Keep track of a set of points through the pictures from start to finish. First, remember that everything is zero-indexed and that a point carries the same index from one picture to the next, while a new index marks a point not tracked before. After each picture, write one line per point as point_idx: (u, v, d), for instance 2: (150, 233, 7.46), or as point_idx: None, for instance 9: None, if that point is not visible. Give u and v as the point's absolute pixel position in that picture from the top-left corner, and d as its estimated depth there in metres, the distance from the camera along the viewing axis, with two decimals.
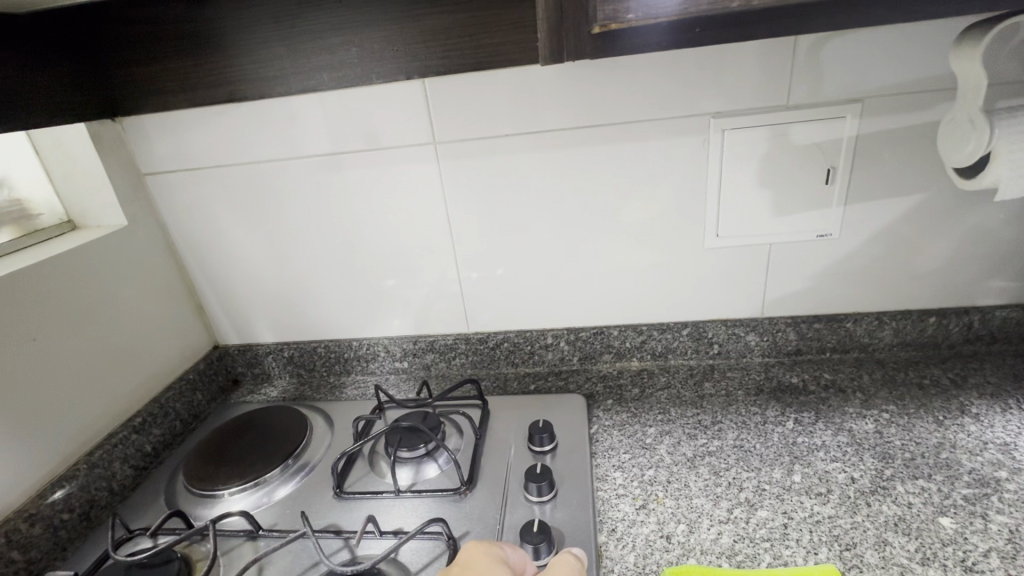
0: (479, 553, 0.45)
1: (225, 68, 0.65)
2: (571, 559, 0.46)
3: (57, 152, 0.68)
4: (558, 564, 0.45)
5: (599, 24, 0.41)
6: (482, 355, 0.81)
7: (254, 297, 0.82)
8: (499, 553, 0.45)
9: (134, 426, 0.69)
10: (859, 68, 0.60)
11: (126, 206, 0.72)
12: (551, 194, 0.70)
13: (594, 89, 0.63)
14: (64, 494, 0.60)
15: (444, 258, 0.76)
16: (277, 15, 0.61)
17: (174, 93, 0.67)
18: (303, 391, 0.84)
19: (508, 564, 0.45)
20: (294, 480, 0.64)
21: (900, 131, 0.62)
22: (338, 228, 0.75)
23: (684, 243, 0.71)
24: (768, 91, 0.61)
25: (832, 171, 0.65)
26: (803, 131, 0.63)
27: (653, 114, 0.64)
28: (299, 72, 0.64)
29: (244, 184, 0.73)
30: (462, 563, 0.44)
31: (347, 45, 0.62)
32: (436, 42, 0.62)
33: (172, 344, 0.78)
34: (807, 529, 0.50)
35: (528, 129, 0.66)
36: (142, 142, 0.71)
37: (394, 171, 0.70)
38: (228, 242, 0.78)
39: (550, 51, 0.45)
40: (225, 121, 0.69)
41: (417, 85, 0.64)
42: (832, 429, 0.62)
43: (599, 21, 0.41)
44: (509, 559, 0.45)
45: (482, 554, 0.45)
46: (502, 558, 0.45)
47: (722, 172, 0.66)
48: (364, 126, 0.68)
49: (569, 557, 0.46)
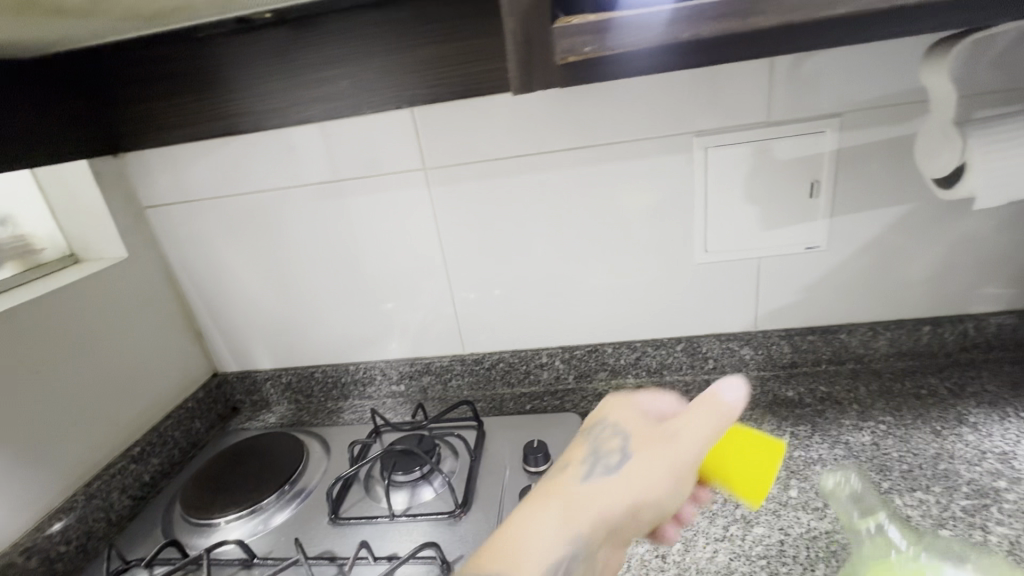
0: (619, 404, 0.46)
1: (225, 103, 0.67)
2: (713, 400, 0.42)
3: (61, 190, 0.71)
4: (697, 405, 0.42)
5: (562, 55, 0.38)
6: (479, 376, 0.81)
7: (251, 326, 0.83)
8: (638, 405, 0.46)
9: (133, 455, 0.70)
10: (836, 84, 0.61)
11: (127, 239, 0.74)
12: (539, 216, 0.71)
13: (578, 113, 0.65)
14: (62, 526, 0.61)
15: (438, 280, 0.77)
16: (275, 50, 0.62)
17: (174, 128, 0.70)
18: (301, 416, 0.84)
19: (644, 413, 0.46)
20: (290, 506, 0.64)
21: (880, 144, 0.63)
22: (334, 253, 0.76)
23: (675, 259, 0.72)
24: (748, 108, 0.63)
25: (815, 186, 0.66)
26: (786, 146, 0.64)
27: (637, 134, 0.65)
28: (293, 105, 0.67)
29: (244, 215, 0.75)
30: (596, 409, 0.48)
31: (341, 78, 0.64)
32: (427, 71, 0.63)
33: (171, 373, 0.79)
34: (804, 546, 0.50)
35: (515, 153, 0.68)
36: (143, 178, 0.74)
37: (386, 197, 0.72)
38: (226, 271, 0.79)
39: (519, 76, 0.39)
40: (225, 153, 0.73)
41: (407, 113, 0.67)
42: (828, 441, 0.62)
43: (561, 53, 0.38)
44: (648, 409, 0.46)
45: (622, 405, 0.46)
46: (642, 408, 0.46)
47: (707, 189, 0.67)
48: (358, 157, 0.70)
49: (712, 386, 0.42)
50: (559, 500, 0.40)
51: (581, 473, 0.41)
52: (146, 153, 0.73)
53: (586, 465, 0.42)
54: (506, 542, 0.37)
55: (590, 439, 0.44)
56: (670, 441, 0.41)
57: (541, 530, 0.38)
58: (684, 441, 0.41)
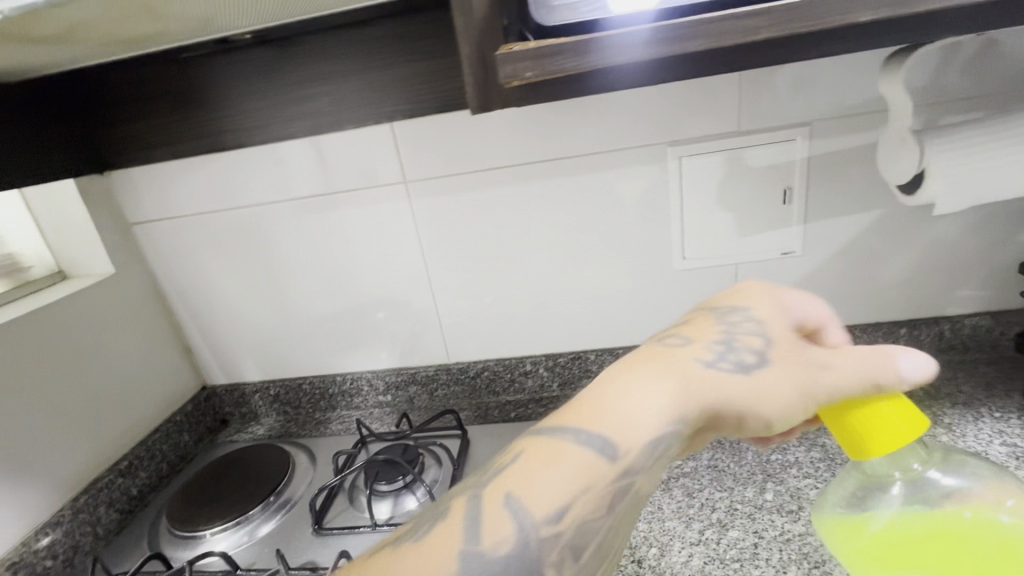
0: (766, 296, 0.44)
1: (209, 121, 0.69)
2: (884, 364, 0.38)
3: (49, 209, 0.73)
4: (859, 356, 0.38)
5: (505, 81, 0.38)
6: (465, 386, 0.82)
7: (239, 339, 0.84)
8: (790, 300, 0.43)
9: (120, 469, 0.71)
10: (804, 94, 0.62)
11: (115, 255, 0.75)
12: (519, 226, 0.72)
13: (553, 125, 0.66)
14: (49, 541, 0.62)
15: (421, 290, 0.78)
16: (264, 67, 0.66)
17: (160, 146, 0.71)
18: (289, 427, 0.85)
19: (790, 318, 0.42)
20: (275, 517, 0.65)
21: (849, 151, 0.65)
22: (318, 266, 0.78)
23: (654, 267, 0.73)
24: (719, 119, 0.64)
25: (788, 193, 0.67)
26: (758, 154, 0.65)
27: (612, 144, 0.67)
28: (276, 122, 0.69)
29: (228, 229, 0.76)
30: (731, 294, 0.46)
31: (323, 95, 0.67)
32: (406, 87, 0.65)
33: (160, 387, 0.80)
34: (777, 548, 0.50)
35: (493, 165, 0.69)
36: (129, 196, 0.75)
37: (368, 210, 0.73)
38: (213, 285, 0.80)
39: (477, 98, 0.44)
40: (206, 171, 0.73)
41: (386, 128, 0.68)
42: (805, 444, 0.63)
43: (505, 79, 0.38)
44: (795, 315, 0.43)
45: (769, 297, 0.44)
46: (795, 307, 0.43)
47: (682, 197, 0.68)
48: (340, 172, 0.71)
49: (893, 346, 0.39)
50: (678, 373, 0.38)
51: (704, 356, 0.39)
52: (132, 171, 0.74)
53: (711, 347, 0.40)
54: (609, 404, 0.38)
55: (719, 327, 0.42)
56: (814, 355, 0.39)
57: (648, 400, 0.37)
58: (830, 373, 0.38)
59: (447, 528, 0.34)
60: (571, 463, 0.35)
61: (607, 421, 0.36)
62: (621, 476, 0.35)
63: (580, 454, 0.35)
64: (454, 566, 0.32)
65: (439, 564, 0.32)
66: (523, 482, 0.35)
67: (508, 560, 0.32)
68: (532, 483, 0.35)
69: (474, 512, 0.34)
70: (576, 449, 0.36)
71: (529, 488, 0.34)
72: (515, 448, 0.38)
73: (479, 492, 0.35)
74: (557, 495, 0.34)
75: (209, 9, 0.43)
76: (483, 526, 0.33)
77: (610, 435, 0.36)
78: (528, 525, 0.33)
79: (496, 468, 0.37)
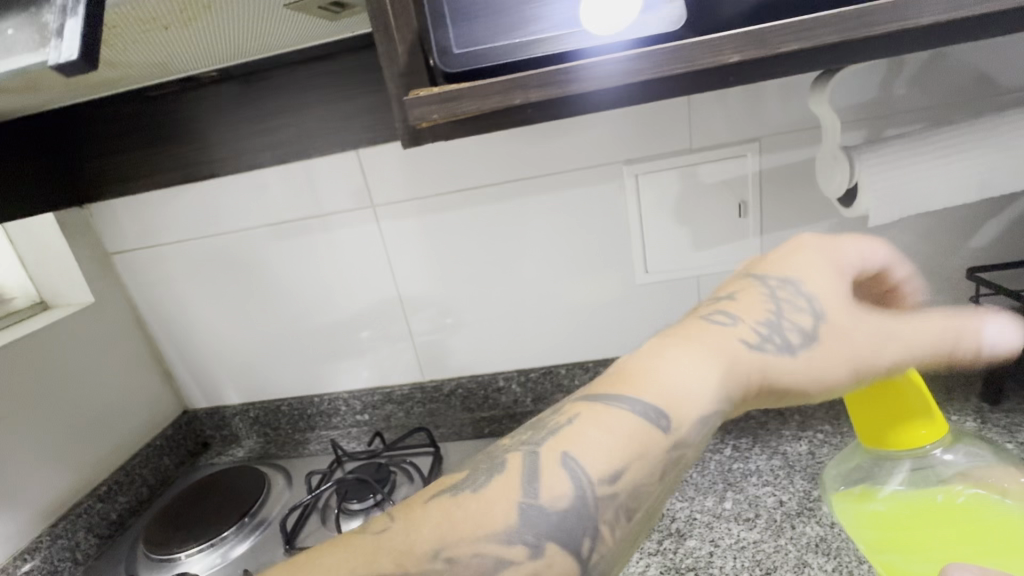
0: (823, 247, 0.43)
1: (185, 153, 0.73)
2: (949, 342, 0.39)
3: (29, 242, 0.75)
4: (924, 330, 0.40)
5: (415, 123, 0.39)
6: (440, 403, 0.83)
7: (218, 363, 0.86)
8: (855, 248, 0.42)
9: (99, 494, 0.72)
10: (749, 112, 0.65)
11: (95, 284, 0.77)
12: (484, 246, 0.74)
13: (511, 148, 0.69)
14: (28, 567, 0.63)
15: (393, 311, 0.79)
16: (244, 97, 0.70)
17: (137, 178, 0.74)
18: (268, 449, 0.86)
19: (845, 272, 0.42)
20: (250, 538, 0.66)
21: (797, 165, 0.67)
22: (293, 290, 0.80)
23: (618, 282, 0.75)
24: (671, 138, 0.67)
25: (743, 206, 0.69)
26: (710, 169, 0.67)
27: (569, 165, 0.69)
28: (248, 151, 0.72)
29: (203, 256, 0.78)
30: (779, 255, 0.45)
31: (290, 125, 0.71)
32: (370, 116, 0.69)
33: (139, 412, 0.81)
34: (731, 556, 0.51)
35: (457, 187, 0.71)
36: (108, 227, 0.78)
37: (338, 234, 0.75)
38: (190, 311, 0.82)
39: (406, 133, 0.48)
40: (180, 201, 0.75)
41: (352, 154, 0.71)
42: (767, 452, 0.64)
43: (414, 121, 0.39)
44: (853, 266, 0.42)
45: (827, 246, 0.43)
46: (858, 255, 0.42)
47: (640, 213, 0.70)
48: (309, 198, 0.74)
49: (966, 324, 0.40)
50: (724, 351, 0.39)
51: (750, 335, 0.40)
52: (110, 203, 0.76)
53: (758, 328, 0.40)
54: (658, 375, 0.38)
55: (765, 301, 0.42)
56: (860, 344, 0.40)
57: (697, 374, 0.38)
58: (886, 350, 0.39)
59: (505, 482, 0.35)
60: (625, 429, 0.36)
61: (653, 390, 0.37)
62: (672, 442, 0.36)
63: (632, 419, 0.36)
64: (513, 518, 0.33)
65: (501, 513, 0.33)
66: (578, 443, 0.36)
67: (566, 515, 0.33)
68: (586, 444, 0.35)
69: (530, 471, 0.35)
70: (628, 419, 0.36)
71: (584, 448, 0.35)
72: (568, 410, 0.38)
73: (535, 449, 0.36)
74: (613, 458, 0.35)
75: (167, 53, 0.46)
76: (540, 483, 0.34)
77: (659, 404, 0.37)
78: (585, 481, 0.34)
79: (551, 427, 0.37)
